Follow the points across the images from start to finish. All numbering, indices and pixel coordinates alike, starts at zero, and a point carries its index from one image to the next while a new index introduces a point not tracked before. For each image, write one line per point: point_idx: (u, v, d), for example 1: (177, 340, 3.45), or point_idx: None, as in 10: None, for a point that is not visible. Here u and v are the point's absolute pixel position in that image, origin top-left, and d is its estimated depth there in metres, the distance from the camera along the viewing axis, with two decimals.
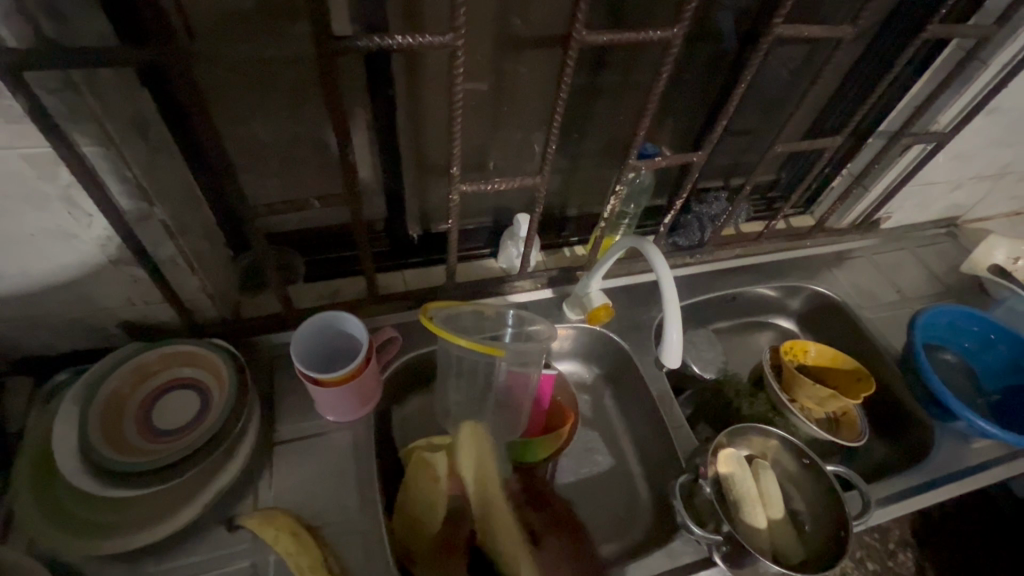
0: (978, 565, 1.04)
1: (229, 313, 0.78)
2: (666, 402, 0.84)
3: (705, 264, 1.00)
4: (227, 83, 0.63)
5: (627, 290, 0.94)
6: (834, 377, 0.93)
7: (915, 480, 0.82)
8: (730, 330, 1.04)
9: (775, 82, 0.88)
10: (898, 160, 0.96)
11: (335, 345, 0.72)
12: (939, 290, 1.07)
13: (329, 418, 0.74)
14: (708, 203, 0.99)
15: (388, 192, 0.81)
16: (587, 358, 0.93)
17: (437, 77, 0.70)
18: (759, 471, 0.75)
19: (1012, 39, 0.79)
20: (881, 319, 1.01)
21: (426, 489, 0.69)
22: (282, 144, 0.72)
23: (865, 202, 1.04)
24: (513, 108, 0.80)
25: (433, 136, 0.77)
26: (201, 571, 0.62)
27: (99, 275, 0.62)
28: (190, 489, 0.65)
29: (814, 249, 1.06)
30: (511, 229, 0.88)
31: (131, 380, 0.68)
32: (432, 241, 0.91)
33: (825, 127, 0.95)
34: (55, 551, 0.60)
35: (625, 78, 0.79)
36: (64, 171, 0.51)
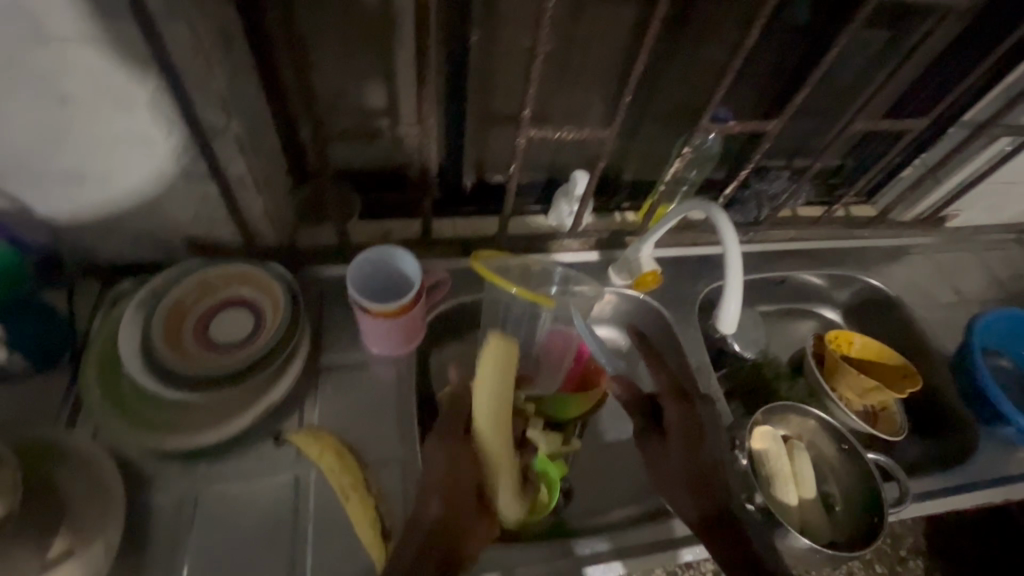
0: None
1: (286, 241, 0.79)
2: (704, 375, 0.83)
3: (757, 243, 0.97)
4: (310, 5, 0.63)
5: (676, 261, 0.93)
6: (877, 371, 0.91)
7: (953, 481, 0.80)
8: (773, 315, 1.02)
9: (862, 59, 0.83)
10: (980, 153, 0.91)
11: (388, 282, 0.73)
12: (998, 296, 1.03)
13: (374, 351, 0.75)
14: (768, 180, 0.96)
15: (449, 137, 0.81)
16: (625, 325, 0.92)
17: (515, 19, 0.69)
18: (794, 450, 0.75)
19: None
20: (935, 321, 0.97)
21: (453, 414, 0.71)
22: (353, 76, 0.71)
23: (936, 195, 0.99)
24: (585, 62, 0.78)
25: (501, 82, 0.76)
26: (248, 478, 0.66)
27: (172, 186, 0.64)
28: (242, 403, 0.68)
29: (871, 240, 1.02)
30: (567, 186, 0.86)
31: (193, 293, 0.70)
32: (485, 192, 0.90)
33: (905, 111, 0.90)
34: (118, 442, 0.64)
35: (706, 40, 0.76)
36: (153, 74, 0.52)
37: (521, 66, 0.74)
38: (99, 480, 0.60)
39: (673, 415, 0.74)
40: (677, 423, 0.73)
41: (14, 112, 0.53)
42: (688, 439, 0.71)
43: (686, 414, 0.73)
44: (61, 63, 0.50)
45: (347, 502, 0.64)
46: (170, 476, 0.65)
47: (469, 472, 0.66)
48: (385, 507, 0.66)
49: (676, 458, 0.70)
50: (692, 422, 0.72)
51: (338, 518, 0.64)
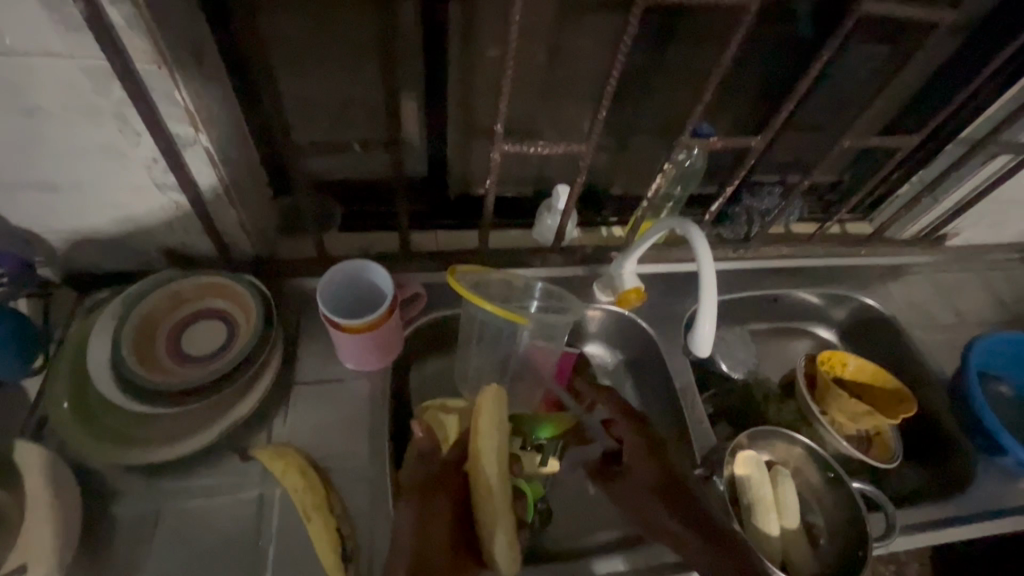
0: None
1: (264, 252, 0.79)
2: (689, 396, 0.81)
3: (748, 260, 0.95)
4: (284, 17, 0.63)
5: (663, 278, 0.91)
6: (871, 394, 0.88)
7: (947, 513, 0.77)
8: (766, 334, 0.99)
9: (853, 73, 0.81)
10: (978, 171, 0.88)
11: (361, 296, 0.72)
12: (1001, 318, 0.99)
13: (349, 366, 0.74)
14: (760, 197, 0.93)
15: (430, 150, 0.80)
16: (611, 343, 0.91)
17: (493, 31, 0.68)
18: (778, 477, 0.72)
19: None
20: (933, 343, 0.94)
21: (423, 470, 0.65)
22: (331, 87, 0.71)
23: (934, 213, 0.96)
24: (568, 75, 0.77)
25: (482, 95, 0.75)
26: (211, 494, 0.64)
27: (145, 197, 0.64)
28: (210, 417, 0.67)
29: (868, 259, 0.99)
30: (549, 199, 0.84)
31: (165, 304, 0.70)
32: (469, 205, 0.89)
33: (899, 128, 0.88)
34: (83, 454, 0.63)
35: (690, 54, 0.74)
36: (118, 86, 0.52)
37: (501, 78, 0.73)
38: (60, 493, 0.59)
39: (624, 434, 0.71)
40: (633, 441, 0.70)
41: None
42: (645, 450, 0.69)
43: (631, 428, 0.71)
44: (25, 75, 0.50)
45: (309, 521, 0.62)
46: (133, 490, 0.64)
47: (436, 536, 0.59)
48: (349, 527, 0.64)
49: (642, 472, 0.68)
50: (646, 434, 0.71)
51: (301, 537, 0.62)
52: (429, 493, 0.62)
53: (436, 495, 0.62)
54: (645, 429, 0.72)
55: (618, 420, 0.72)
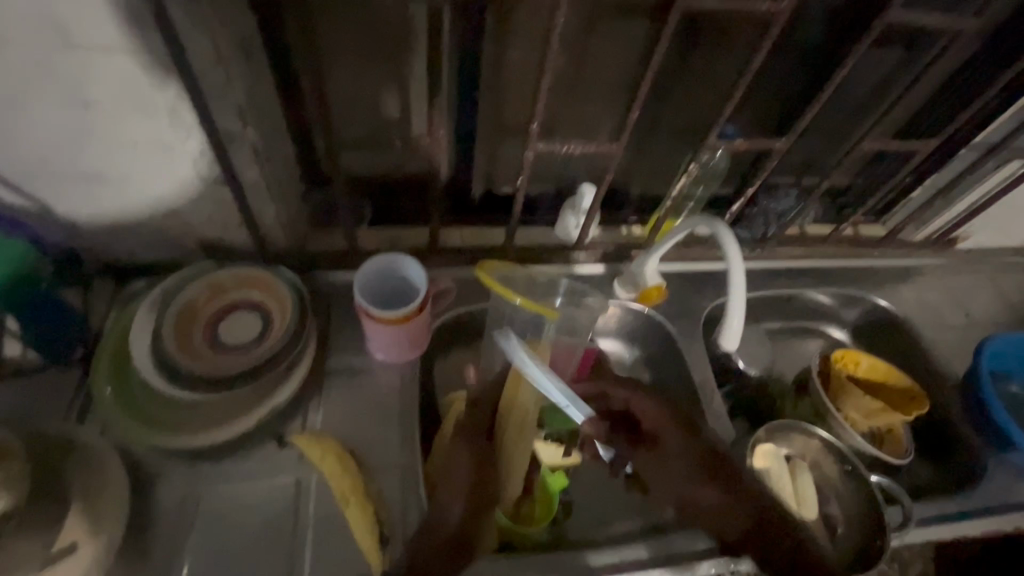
0: None
1: (297, 246, 0.81)
2: (708, 390, 0.83)
3: (764, 260, 0.97)
4: (327, 17, 0.65)
5: (682, 276, 0.93)
6: (884, 393, 0.90)
7: (959, 507, 0.79)
8: (780, 333, 1.01)
9: (871, 80, 0.83)
10: (991, 175, 0.90)
11: (393, 289, 0.74)
12: (1010, 320, 1.01)
13: (378, 357, 0.76)
14: (778, 198, 0.96)
15: (459, 149, 0.82)
16: (630, 339, 0.93)
17: (526, 34, 0.70)
18: (796, 470, 0.75)
19: None
20: (944, 343, 0.96)
21: (467, 415, 0.70)
22: (363, 87, 0.73)
23: (946, 216, 0.98)
24: (595, 78, 0.79)
25: (512, 95, 0.77)
26: (250, 479, 0.66)
27: (188, 191, 0.66)
28: (246, 404, 0.68)
29: (881, 260, 1.01)
30: (573, 199, 0.87)
31: (205, 293, 0.72)
32: (493, 202, 0.91)
33: (914, 133, 0.91)
34: (124, 438, 0.65)
35: (716, 59, 0.77)
36: (174, 82, 0.54)
37: (531, 80, 0.76)
38: (105, 474, 0.61)
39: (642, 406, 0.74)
40: (658, 417, 0.73)
41: (40, 113, 0.55)
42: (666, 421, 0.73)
43: (646, 400, 0.74)
44: (87, 70, 0.52)
45: (346, 505, 0.64)
46: (172, 474, 0.65)
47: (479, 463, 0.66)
48: (384, 512, 0.66)
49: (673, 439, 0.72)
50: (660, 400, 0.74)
51: (337, 522, 0.64)
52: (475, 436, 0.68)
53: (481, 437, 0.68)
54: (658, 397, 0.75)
55: (637, 400, 0.74)
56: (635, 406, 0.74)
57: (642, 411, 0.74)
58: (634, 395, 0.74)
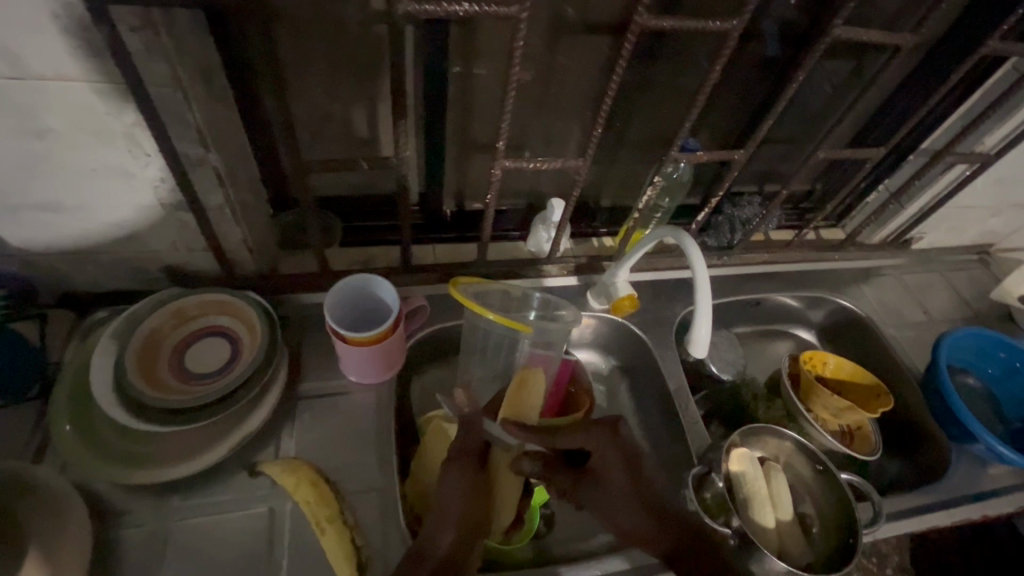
0: None
1: (266, 268, 0.79)
2: (682, 397, 0.84)
3: (732, 266, 0.99)
4: (288, 39, 0.65)
5: (653, 284, 0.95)
6: (851, 391, 0.93)
7: (926, 500, 0.82)
8: (750, 336, 1.04)
9: (823, 91, 0.87)
10: (938, 179, 0.95)
11: (365, 309, 0.74)
12: (965, 315, 1.06)
13: (352, 378, 0.75)
14: (741, 206, 0.99)
15: (428, 166, 0.82)
16: (605, 349, 0.94)
17: (490, 53, 0.71)
18: (771, 472, 0.76)
19: None
20: (906, 340, 1.00)
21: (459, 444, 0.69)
22: (329, 107, 0.73)
23: (900, 219, 1.02)
24: (560, 94, 0.81)
25: (478, 113, 0.78)
26: (221, 511, 0.64)
27: (150, 217, 0.64)
28: (215, 435, 0.67)
29: (842, 262, 1.05)
30: (544, 213, 0.89)
31: (170, 321, 0.70)
32: (466, 218, 0.92)
33: (866, 140, 0.95)
34: (87, 476, 0.63)
35: (675, 74, 0.79)
36: (131, 108, 0.53)
37: (497, 97, 0.77)
38: (65, 514, 0.58)
39: (594, 442, 0.70)
40: (609, 456, 0.69)
41: None
42: (621, 463, 0.69)
43: (607, 443, 0.70)
44: (39, 98, 0.51)
45: (323, 533, 0.62)
46: (139, 511, 0.63)
47: (464, 493, 0.65)
48: (362, 537, 0.64)
49: (616, 472, 0.69)
50: (619, 443, 0.70)
51: (313, 550, 0.63)
52: (461, 465, 0.67)
53: (466, 466, 0.67)
54: (617, 438, 0.70)
55: (597, 443, 0.70)
56: (595, 449, 0.70)
57: (600, 452, 0.70)
58: (599, 439, 0.70)
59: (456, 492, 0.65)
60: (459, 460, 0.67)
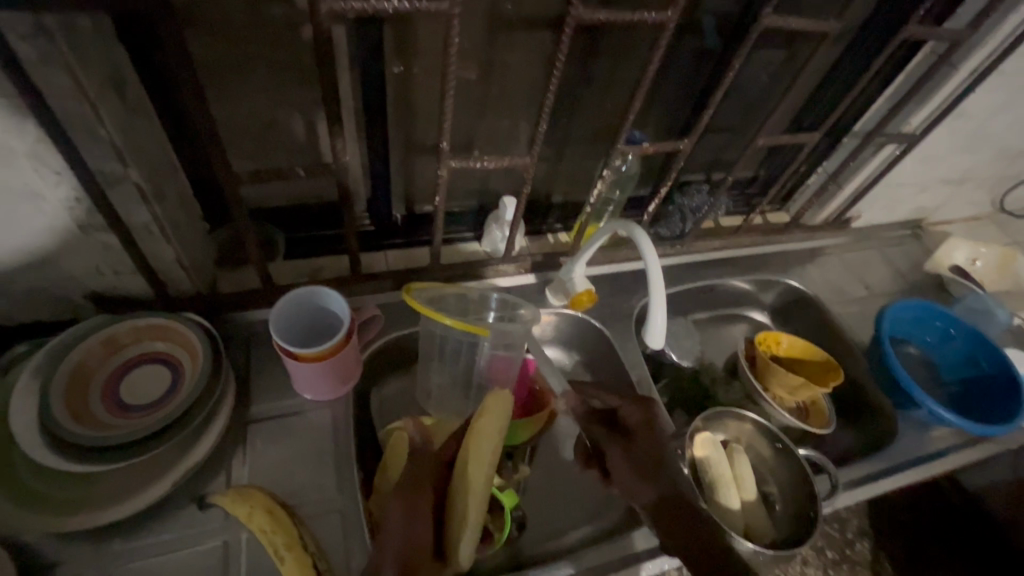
0: (928, 550, 1.09)
1: (205, 287, 0.75)
2: (645, 388, 0.85)
3: (685, 255, 1.01)
4: (209, 43, 0.61)
5: (610, 278, 0.96)
6: (804, 368, 0.97)
7: (879, 465, 0.86)
8: (707, 322, 1.06)
9: (760, 79, 0.89)
10: (870, 160, 0.99)
11: (315, 321, 0.70)
12: (902, 287, 1.12)
13: (307, 397, 0.72)
14: (690, 195, 1.00)
15: (373, 170, 0.79)
16: (567, 345, 0.94)
17: (428, 51, 0.69)
18: (734, 454, 0.78)
19: (980, 47, 0.83)
20: (851, 316, 1.04)
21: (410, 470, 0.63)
22: (260, 114, 0.69)
23: (839, 199, 1.06)
24: (504, 91, 0.79)
25: (420, 113, 0.76)
26: (169, 551, 0.60)
27: (67, 241, 0.59)
28: (158, 468, 0.62)
29: (788, 244, 1.09)
30: (497, 212, 0.87)
31: (98, 352, 0.65)
32: (417, 222, 0.89)
33: (803, 125, 0.98)
34: (12, 527, 0.57)
35: (617, 67, 0.79)
36: (31, 123, 0.48)
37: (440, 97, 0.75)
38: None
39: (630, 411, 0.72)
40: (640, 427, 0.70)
41: None
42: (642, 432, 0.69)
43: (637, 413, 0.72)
44: None
45: (281, 562, 0.59)
46: (76, 559, 0.58)
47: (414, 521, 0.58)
48: (325, 561, 0.62)
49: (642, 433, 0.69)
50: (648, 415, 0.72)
51: None
52: (411, 491, 0.60)
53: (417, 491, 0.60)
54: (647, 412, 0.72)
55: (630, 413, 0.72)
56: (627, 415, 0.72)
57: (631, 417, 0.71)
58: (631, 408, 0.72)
59: (397, 520, 0.57)
60: (409, 487, 0.61)
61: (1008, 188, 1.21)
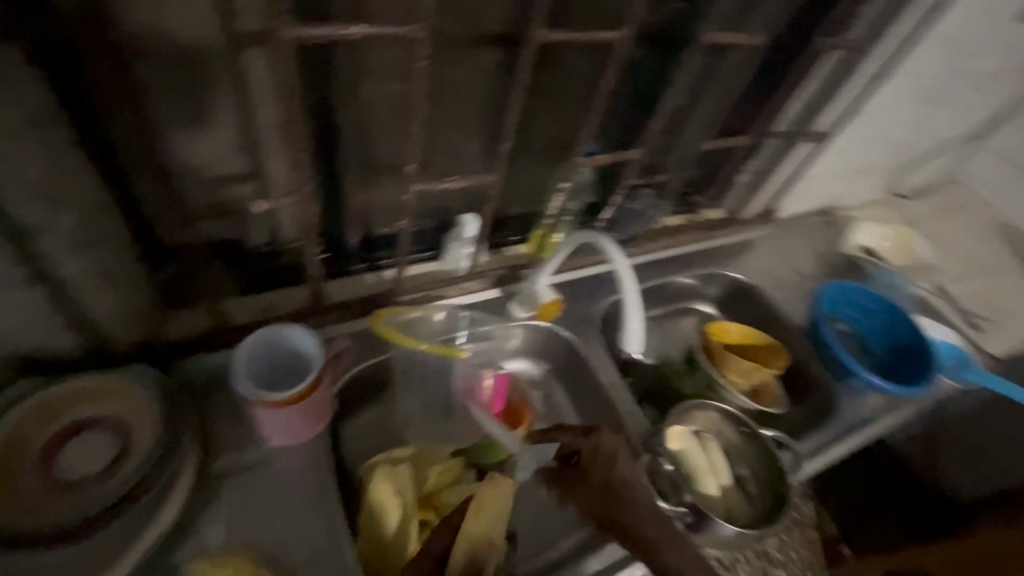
0: None
1: (148, 336, 0.68)
2: (617, 390, 0.88)
3: (636, 257, 1.07)
4: (141, 72, 0.54)
5: (570, 284, 0.97)
6: (752, 352, 1.03)
7: (828, 436, 0.94)
8: (661, 317, 1.11)
9: (692, 88, 0.94)
10: (790, 158, 1.08)
11: (280, 361, 0.66)
12: (825, 270, 1.23)
13: (274, 442, 0.67)
14: (637, 199, 1.02)
15: (327, 195, 0.75)
16: (536, 355, 0.94)
17: (380, 74, 0.67)
18: (705, 443, 0.83)
19: (871, 55, 0.93)
20: (788, 300, 1.13)
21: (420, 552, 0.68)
22: (202, 144, 0.63)
23: (764, 194, 1.16)
24: (456, 110, 0.78)
25: (375, 138, 0.73)
26: None
27: None
28: (111, 548, 0.55)
29: (727, 239, 1.16)
30: (455, 230, 0.84)
31: (29, 424, 0.57)
32: (374, 244, 0.85)
33: (731, 129, 1.05)
34: None
35: (564, 82, 0.81)
36: None
37: (395, 120, 0.72)
38: None
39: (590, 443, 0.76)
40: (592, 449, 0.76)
41: None
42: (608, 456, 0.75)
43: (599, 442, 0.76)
44: None
45: None
46: None
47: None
48: None
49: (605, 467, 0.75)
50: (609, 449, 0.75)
51: None
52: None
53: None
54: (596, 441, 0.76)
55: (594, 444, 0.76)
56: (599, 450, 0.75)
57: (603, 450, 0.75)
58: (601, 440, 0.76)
59: None
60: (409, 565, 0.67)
61: (901, 173, 1.36)
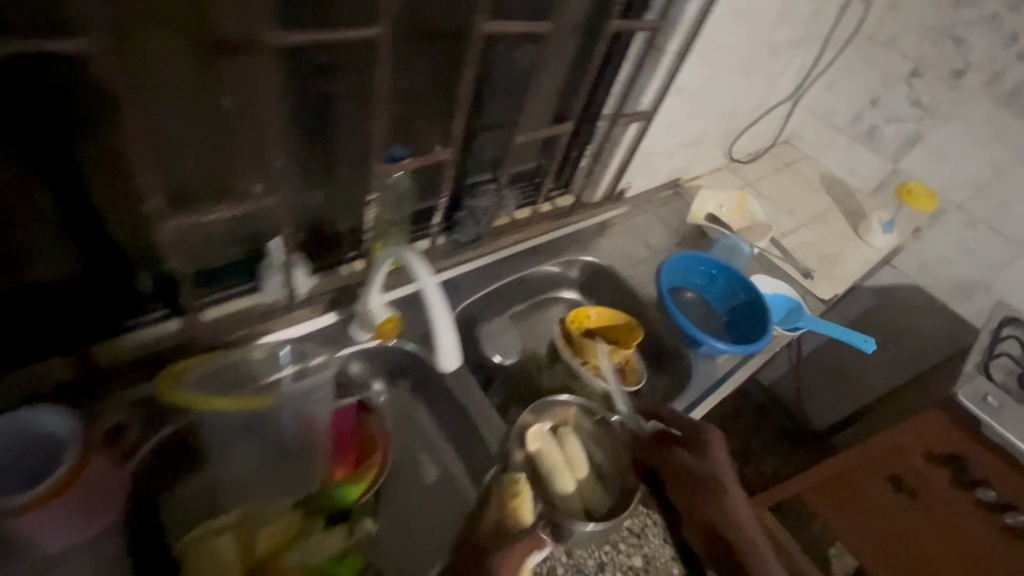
0: None
1: None
2: (473, 398, 0.84)
3: (484, 256, 1.03)
4: None
5: (416, 297, 0.92)
6: (613, 333, 1.05)
7: (686, 403, 0.99)
8: (526, 312, 1.10)
9: (520, 74, 0.88)
10: (623, 138, 1.10)
11: (23, 446, 0.58)
12: (676, 241, 1.29)
13: (57, 546, 0.58)
14: (479, 197, 0.98)
15: (86, 242, 0.63)
16: (389, 374, 0.89)
17: (93, 104, 0.54)
18: (563, 438, 0.81)
19: (675, 32, 0.95)
20: (641, 277, 1.16)
21: None
22: None
23: (607, 176, 1.17)
24: (231, 132, 0.66)
25: (122, 175, 0.60)
26: None
27: None
28: None
29: (576, 224, 1.17)
30: (268, 258, 0.76)
31: None
32: (166, 291, 0.73)
33: (566, 113, 1.02)
34: None
35: (362, 83, 0.72)
36: None
37: (143, 158, 0.60)
38: None
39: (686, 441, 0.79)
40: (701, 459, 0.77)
41: None
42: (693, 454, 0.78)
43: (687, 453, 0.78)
44: None
45: None
46: None
47: None
48: None
49: (681, 464, 0.77)
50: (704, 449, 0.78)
51: None
52: None
53: None
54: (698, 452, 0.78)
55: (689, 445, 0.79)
56: (686, 447, 0.79)
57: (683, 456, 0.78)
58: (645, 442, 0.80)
59: None
60: None
61: (735, 139, 1.44)
